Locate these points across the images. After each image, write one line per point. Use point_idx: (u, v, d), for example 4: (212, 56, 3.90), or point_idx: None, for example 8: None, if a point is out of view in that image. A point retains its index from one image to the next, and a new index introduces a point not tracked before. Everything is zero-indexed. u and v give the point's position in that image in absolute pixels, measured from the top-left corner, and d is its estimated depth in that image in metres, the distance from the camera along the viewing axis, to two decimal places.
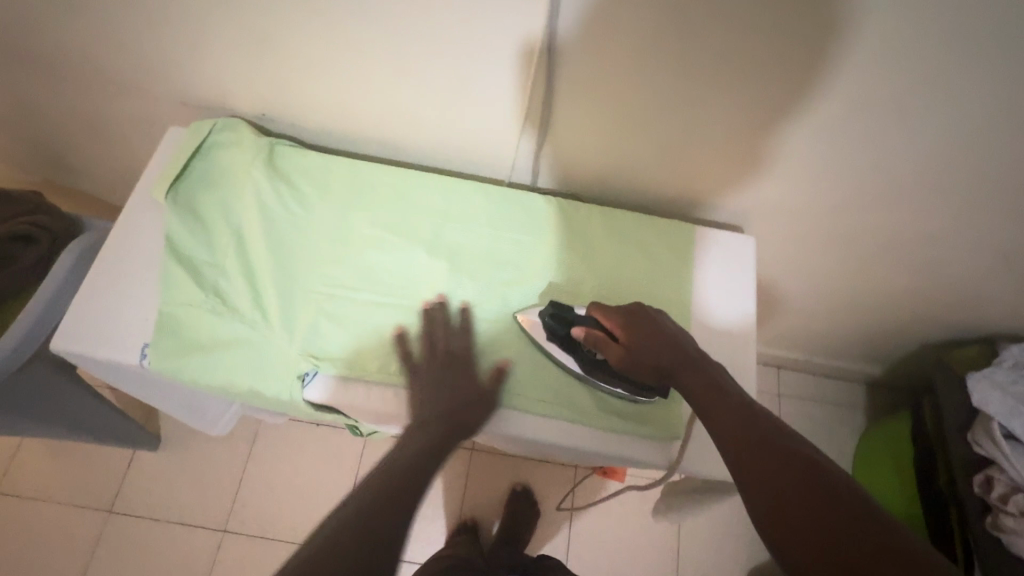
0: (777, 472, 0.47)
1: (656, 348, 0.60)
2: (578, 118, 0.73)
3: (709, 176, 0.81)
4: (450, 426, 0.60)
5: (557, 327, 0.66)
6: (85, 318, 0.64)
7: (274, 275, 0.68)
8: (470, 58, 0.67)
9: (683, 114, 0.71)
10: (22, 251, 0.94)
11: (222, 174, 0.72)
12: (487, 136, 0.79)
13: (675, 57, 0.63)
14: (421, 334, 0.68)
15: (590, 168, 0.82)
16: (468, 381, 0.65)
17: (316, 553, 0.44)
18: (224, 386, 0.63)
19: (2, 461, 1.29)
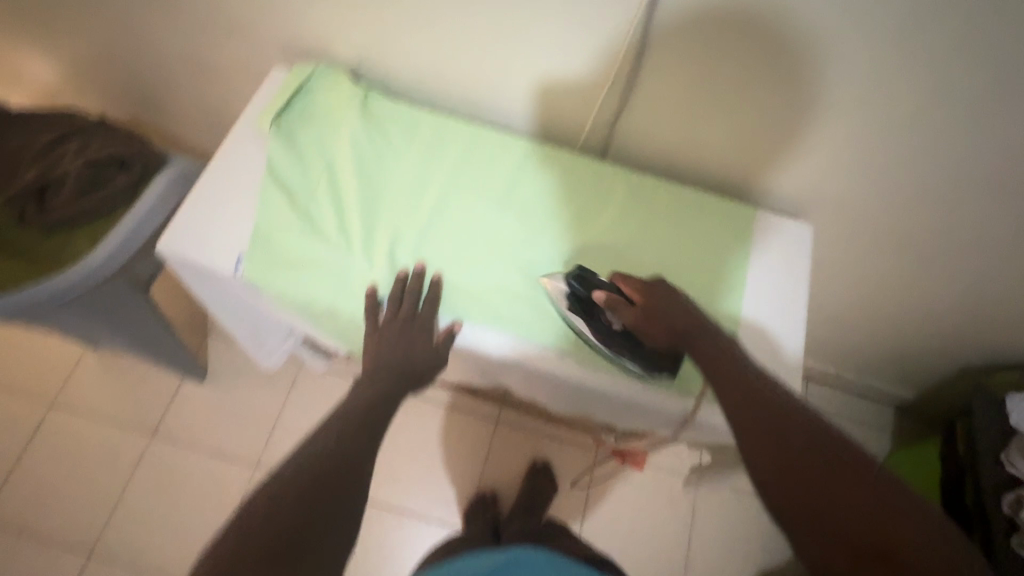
0: (785, 437, 0.50)
1: (668, 315, 0.64)
2: (658, 94, 0.76)
3: (777, 166, 0.82)
4: (400, 381, 0.65)
5: (578, 289, 0.70)
6: (192, 225, 0.70)
7: (359, 207, 0.73)
8: (566, 27, 0.71)
9: (760, 103, 0.73)
10: (118, 173, 1.00)
11: (322, 113, 0.77)
12: (566, 106, 0.83)
13: (769, 38, 0.65)
14: (391, 296, 0.68)
15: (661, 144, 0.85)
16: (423, 342, 0.67)
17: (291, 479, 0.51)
18: (307, 300, 0.69)
19: (60, 374, 1.37)
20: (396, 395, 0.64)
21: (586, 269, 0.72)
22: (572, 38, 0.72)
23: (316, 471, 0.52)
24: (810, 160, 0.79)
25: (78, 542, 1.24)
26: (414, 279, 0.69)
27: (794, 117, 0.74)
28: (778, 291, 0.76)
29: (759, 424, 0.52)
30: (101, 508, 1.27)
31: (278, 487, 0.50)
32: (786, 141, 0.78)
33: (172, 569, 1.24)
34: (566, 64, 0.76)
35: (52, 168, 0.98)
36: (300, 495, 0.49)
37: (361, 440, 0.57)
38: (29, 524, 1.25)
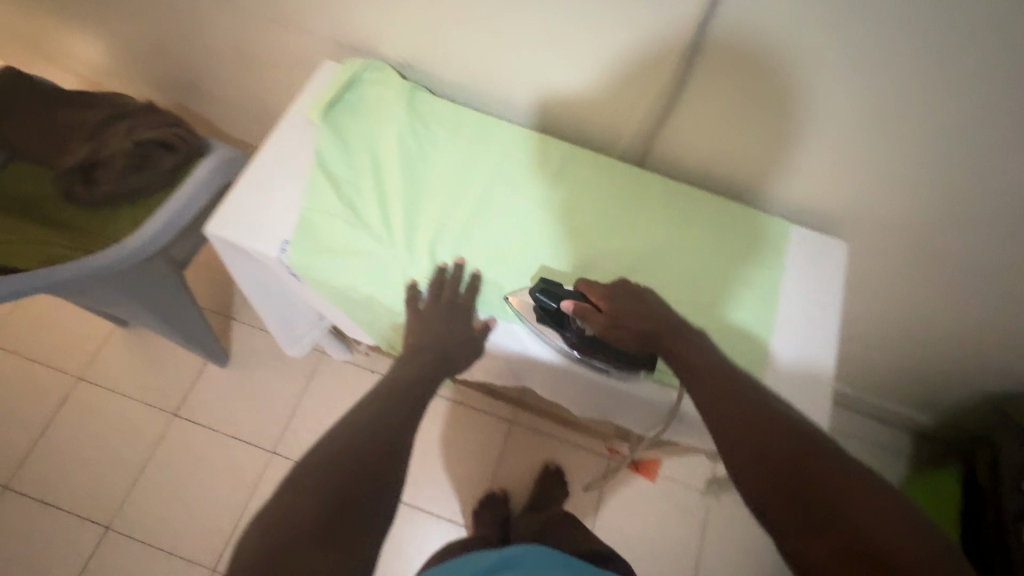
0: (759, 431, 0.52)
1: (638, 315, 0.64)
2: (700, 106, 0.77)
3: (815, 185, 0.82)
4: (440, 361, 0.66)
5: (545, 301, 0.68)
6: (241, 209, 0.72)
7: (402, 200, 0.74)
8: (616, 34, 0.72)
9: (801, 121, 0.73)
10: (162, 155, 1.02)
11: (370, 107, 0.79)
12: (607, 111, 0.84)
13: (814, 59, 0.65)
14: (430, 287, 0.70)
15: (699, 156, 0.85)
16: (462, 328, 0.69)
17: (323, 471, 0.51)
18: (349, 287, 0.71)
19: (89, 349, 1.41)
20: (436, 374, 0.66)
21: (549, 280, 0.71)
22: (621, 46, 0.73)
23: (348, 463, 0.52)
24: (849, 181, 0.79)
25: (97, 515, 1.27)
26: (454, 271, 0.71)
27: (834, 138, 0.74)
28: (812, 305, 0.76)
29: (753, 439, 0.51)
30: (121, 483, 1.30)
31: (308, 480, 0.51)
32: (820, 162, 0.78)
33: (187, 549, 1.25)
34: (611, 71, 0.77)
35: (101, 147, 1.01)
36: (331, 488, 0.50)
37: (396, 423, 0.59)
38: (51, 494, 1.28)
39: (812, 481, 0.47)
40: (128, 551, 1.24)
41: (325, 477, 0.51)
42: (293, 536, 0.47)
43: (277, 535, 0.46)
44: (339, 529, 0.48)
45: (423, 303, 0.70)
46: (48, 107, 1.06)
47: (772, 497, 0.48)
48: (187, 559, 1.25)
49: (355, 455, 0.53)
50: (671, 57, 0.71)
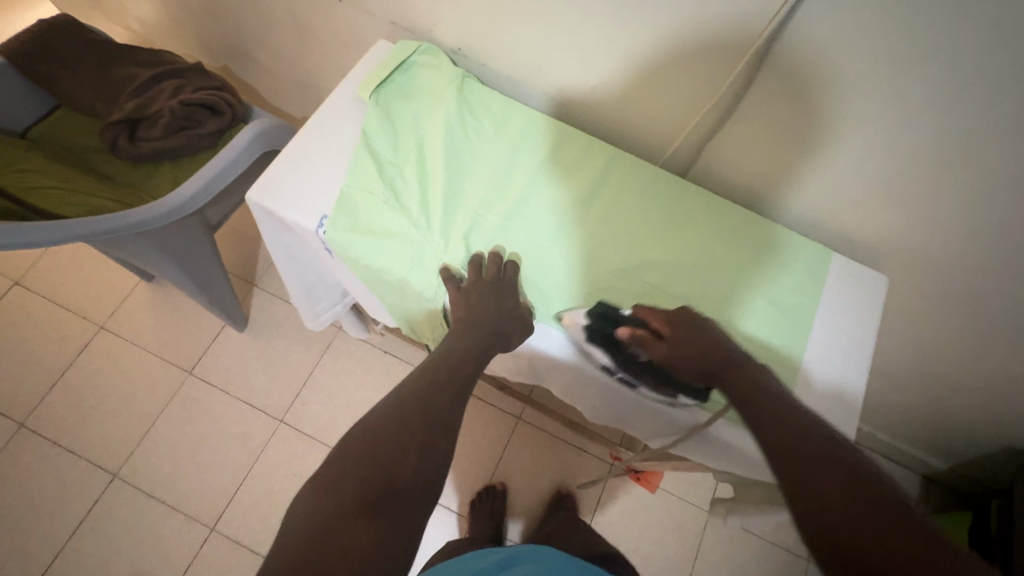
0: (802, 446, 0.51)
1: (699, 349, 0.63)
2: (754, 120, 0.75)
3: (862, 215, 0.79)
4: (489, 342, 0.66)
5: (602, 324, 0.68)
6: (284, 180, 0.73)
7: (442, 186, 0.74)
8: (679, 40, 0.70)
9: (855, 149, 0.71)
10: (207, 118, 1.04)
11: (419, 90, 0.79)
12: (657, 119, 0.83)
13: (878, 86, 0.63)
14: (468, 269, 0.71)
15: (746, 172, 0.83)
16: (510, 305, 0.69)
17: (360, 439, 0.53)
18: (383, 269, 0.71)
19: (113, 300, 1.43)
20: (486, 349, 0.65)
21: (607, 304, 0.70)
22: (681, 52, 0.71)
23: (384, 430, 0.54)
24: (898, 216, 0.77)
25: (106, 463, 1.29)
26: (496, 258, 0.71)
27: (889, 170, 0.71)
28: (844, 329, 0.74)
29: (777, 437, 0.53)
30: (131, 434, 1.32)
31: (344, 453, 0.52)
32: (872, 198, 0.76)
33: (189, 504, 1.28)
34: (668, 78, 0.76)
35: (147, 104, 1.02)
36: (363, 459, 0.51)
37: (440, 400, 0.59)
38: (64, 438, 1.31)
39: (836, 480, 0.48)
40: (132, 502, 1.27)
41: (366, 455, 0.52)
42: (338, 511, 0.47)
43: (323, 512, 0.47)
44: (385, 505, 0.49)
45: (465, 283, 0.70)
46: (98, 58, 1.07)
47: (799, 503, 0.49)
48: (188, 515, 1.27)
49: (396, 434, 0.54)
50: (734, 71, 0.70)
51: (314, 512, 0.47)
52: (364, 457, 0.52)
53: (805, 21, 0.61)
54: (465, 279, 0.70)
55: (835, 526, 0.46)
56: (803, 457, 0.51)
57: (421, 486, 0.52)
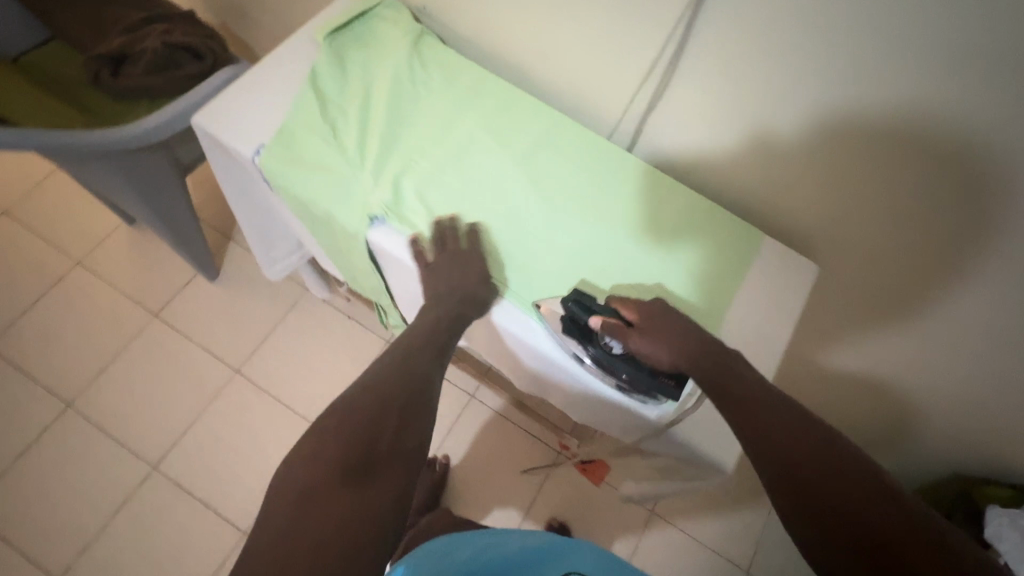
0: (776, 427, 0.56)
1: (672, 336, 0.64)
2: (718, 109, 0.74)
3: (839, 219, 0.76)
4: (462, 309, 0.70)
5: (576, 312, 0.69)
6: (229, 108, 0.75)
7: (382, 132, 0.76)
8: (831, 110, 0.66)
9: (824, 139, 0.69)
10: (189, 62, 1.06)
11: (376, 41, 0.81)
12: (735, 170, 0.80)
13: (832, 64, 0.62)
14: (433, 241, 0.72)
15: (721, 170, 0.81)
16: (472, 275, 0.71)
17: (343, 415, 0.58)
18: (310, 201, 0.73)
19: (93, 237, 1.47)
20: (464, 314, 0.70)
21: (583, 290, 0.71)
22: (828, 121, 0.67)
23: (364, 404, 0.59)
24: (874, 220, 0.73)
25: (63, 393, 1.32)
26: (449, 224, 0.73)
27: (858, 165, 0.69)
28: (763, 312, 0.74)
29: (752, 421, 0.57)
30: (91, 368, 1.35)
31: (327, 428, 0.56)
32: (917, 307, 0.78)
33: (135, 442, 1.30)
34: (793, 143, 0.71)
35: (135, 42, 1.06)
36: (346, 434, 0.55)
37: (416, 377, 0.64)
38: (26, 364, 1.34)
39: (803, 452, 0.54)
40: (83, 433, 1.30)
41: (348, 429, 0.56)
42: (321, 482, 0.51)
43: (307, 484, 0.51)
44: (368, 474, 0.53)
45: (431, 259, 0.72)
46: None
47: (776, 480, 0.54)
48: (133, 452, 1.29)
49: (377, 410, 0.59)
50: (784, 102, 0.68)
51: (298, 482, 0.51)
52: (350, 432, 0.56)
53: None
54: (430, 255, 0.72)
55: (816, 499, 0.52)
56: (782, 436, 0.56)
57: (405, 458, 0.57)
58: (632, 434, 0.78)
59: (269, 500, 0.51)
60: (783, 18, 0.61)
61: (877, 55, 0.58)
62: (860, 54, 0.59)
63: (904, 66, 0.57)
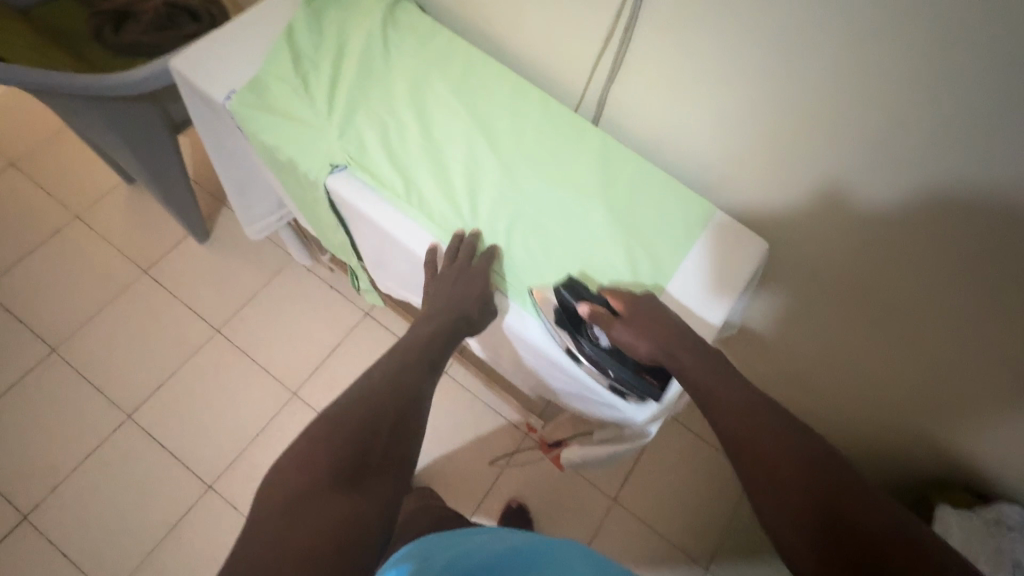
0: (757, 436, 0.59)
1: (654, 328, 0.67)
2: (751, 146, 0.76)
3: (873, 266, 0.78)
4: (455, 324, 0.73)
5: (567, 299, 0.70)
6: (207, 54, 0.79)
7: (351, 88, 0.78)
8: (911, 183, 0.66)
9: (860, 189, 0.71)
10: (188, 23, 1.11)
11: (355, 2, 0.84)
12: (769, 197, 0.81)
13: (867, 119, 0.64)
14: (448, 252, 0.74)
15: (757, 206, 0.83)
16: (476, 291, 0.72)
17: (335, 423, 0.60)
18: (277, 148, 0.75)
19: (92, 194, 1.52)
20: (457, 331, 0.74)
21: (576, 279, 0.73)
22: (906, 195, 0.67)
23: (356, 417, 0.61)
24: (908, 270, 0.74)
25: (50, 339, 1.37)
26: (471, 240, 0.74)
27: (892, 218, 0.71)
28: (707, 281, 0.75)
29: (732, 428, 0.60)
30: (78, 317, 1.40)
31: (318, 436, 0.58)
32: (931, 366, 0.84)
33: (114, 391, 1.34)
34: (845, 198, 0.73)
35: (138, 3, 1.11)
36: (340, 441, 0.58)
37: (408, 390, 0.67)
38: (17, 308, 1.39)
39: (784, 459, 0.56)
40: (65, 379, 1.34)
41: (340, 438, 0.58)
42: (310, 487, 0.53)
43: (299, 490, 0.53)
44: (358, 480, 0.55)
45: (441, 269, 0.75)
46: None
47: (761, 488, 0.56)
48: (110, 401, 1.33)
49: (370, 419, 0.61)
50: (819, 147, 0.70)
51: (290, 488, 0.53)
52: (343, 439, 0.58)
53: None
54: (441, 263, 0.74)
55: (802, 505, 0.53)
56: (763, 443, 0.58)
57: (391, 466, 0.59)
58: (573, 396, 0.80)
59: (260, 506, 0.52)
60: (889, 90, 0.60)
61: (926, 123, 0.60)
62: (967, 143, 0.59)
63: (976, 150, 0.58)
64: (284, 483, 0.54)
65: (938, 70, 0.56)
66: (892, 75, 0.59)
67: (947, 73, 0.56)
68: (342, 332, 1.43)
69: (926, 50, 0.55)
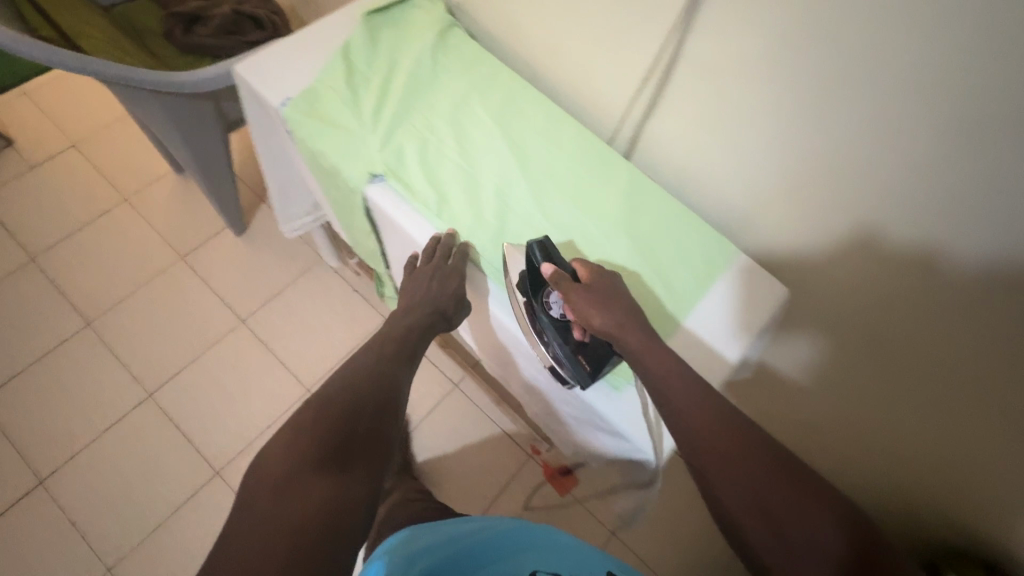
0: (729, 449, 0.56)
1: (610, 304, 0.68)
2: (757, 169, 0.76)
3: (875, 301, 0.74)
4: (431, 320, 0.78)
5: (536, 257, 0.72)
6: (269, 62, 0.84)
7: (397, 103, 0.82)
8: (923, 221, 0.63)
9: (865, 216, 0.69)
10: (252, 30, 1.19)
11: (408, 24, 0.89)
12: (777, 227, 0.79)
13: (866, 144, 0.64)
14: (429, 246, 0.78)
15: (765, 232, 0.82)
16: (450, 288, 0.77)
17: (317, 409, 0.61)
18: (322, 153, 0.79)
19: (143, 180, 1.60)
20: (431, 327, 0.79)
21: (550, 241, 0.73)
22: (909, 220, 0.64)
23: (340, 402, 0.63)
24: (911, 305, 0.70)
25: (86, 312, 1.44)
26: (446, 241, 0.77)
27: (898, 247, 0.67)
28: (727, 321, 0.76)
29: (702, 442, 0.58)
30: (115, 294, 1.46)
31: (302, 424, 0.59)
32: (945, 433, 0.76)
33: (138, 368, 1.39)
34: (851, 222, 0.71)
35: (209, 7, 1.18)
36: (324, 423, 0.60)
37: (387, 376, 0.70)
38: (60, 280, 1.47)
39: (756, 466, 0.55)
40: (94, 352, 1.40)
41: (323, 422, 0.60)
42: (298, 464, 0.54)
43: (288, 466, 0.54)
44: (345, 456, 0.57)
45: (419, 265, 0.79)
46: None
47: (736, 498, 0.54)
48: (134, 378, 1.38)
49: (353, 404, 0.63)
50: (822, 172, 0.70)
51: (279, 467, 0.54)
52: (328, 422, 0.60)
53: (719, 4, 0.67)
54: (419, 260, 0.78)
55: (777, 513, 0.53)
56: (732, 456, 0.56)
57: (378, 444, 0.61)
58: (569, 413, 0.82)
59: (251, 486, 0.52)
60: (887, 116, 0.60)
61: (922, 147, 0.59)
62: (965, 164, 0.57)
63: (973, 174, 0.56)
64: (275, 468, 0.53)
65: (945, 104, 0.56)
66: (898, 108, 0.59)
67: (951, 105, 0.55)
68: (360, 333, 1.46)
69: (933, 83, 0.55)
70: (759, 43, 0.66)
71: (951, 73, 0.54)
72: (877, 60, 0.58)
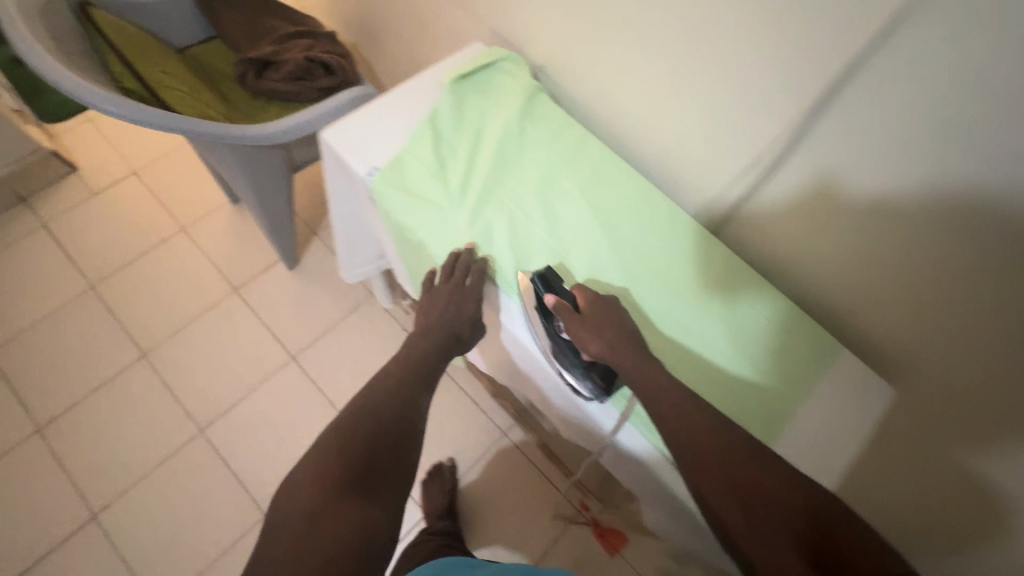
0: (718, 451, 0.59)
1: (605, 328, 0.69)
2: (747, 171, 0.77)
3: (870, 275, 0.72)
4: (448, 343, 0.77)
5: (538, 289, 0.73)
6: (354, 128, 0.83)
7: (485, 176, 0.80)
8: (905, 178, 0.62)
9: (850, 199, 0.68)
10: (321, 75, 1.17)
11: (494, 90, 0.88)
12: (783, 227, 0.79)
13: (840, 136, 0.65)
14: (445, 266, 0.76)
15: (770, 235, 0.82)
16: (466, 310, 0.76)
17: (341, 431, 0.63)
18: (409, 228, 0.78)
19: (200, 210, 1.62)
20: (448, 350, 0.77)
21: (553, 270, 0.75)
22: (888, 184, 0.64)
23: (363, 426, 0.63)
24: (901, 270, 0.68)
25: (141, 343, 1.45)
26: (466, 257, 0.76)
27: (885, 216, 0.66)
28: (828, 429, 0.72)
29: (693, 448, 0.60)
30: (170, 325, 1.47)
31: (328, 447, 0.60)
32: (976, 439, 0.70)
33: (190, 402, 1.39)
34: (837, 202, 0.70)
35: (281, 52, 1.18)
36: (348, 450, 0.60)
37: (405, 399, 0.69)
38: (118, 309, 1.48)
39: (747, 472, 0.57)
40: (148, 383, 1.41)
41: (349, 446, 0.61)
42: (326, 491, 0.56)
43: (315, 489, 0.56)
44: (367, 486, 0.58)
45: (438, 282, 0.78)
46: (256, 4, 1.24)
47: (722, 499, 0.57)
48: (186, 412, 1.38)
49: (376, 430, 0.63)
50: (805, 167, 0.71)
51: (307, 490, 0.56)
52: (352, 446, 0.61)
53: (847, 106, 0.62)
54: (438, 277, 0.77)
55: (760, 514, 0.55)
56: (721, 459, 0.58)
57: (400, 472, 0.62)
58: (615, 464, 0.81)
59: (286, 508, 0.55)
60: (852, 100, 0.61)
61: (886, 118, 0.60)
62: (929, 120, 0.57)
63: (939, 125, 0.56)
64: (305, 495, 0.56)
65: (914, 91, 0.56)
66: (900, 106, 0.58)
67: (936, 93, 0.55)
68: None
69: (894, 72, 0.57)
70: (872, 134, 0.62)
71: (935, 64, 0.54)
72: (871, 81, 0.59)
